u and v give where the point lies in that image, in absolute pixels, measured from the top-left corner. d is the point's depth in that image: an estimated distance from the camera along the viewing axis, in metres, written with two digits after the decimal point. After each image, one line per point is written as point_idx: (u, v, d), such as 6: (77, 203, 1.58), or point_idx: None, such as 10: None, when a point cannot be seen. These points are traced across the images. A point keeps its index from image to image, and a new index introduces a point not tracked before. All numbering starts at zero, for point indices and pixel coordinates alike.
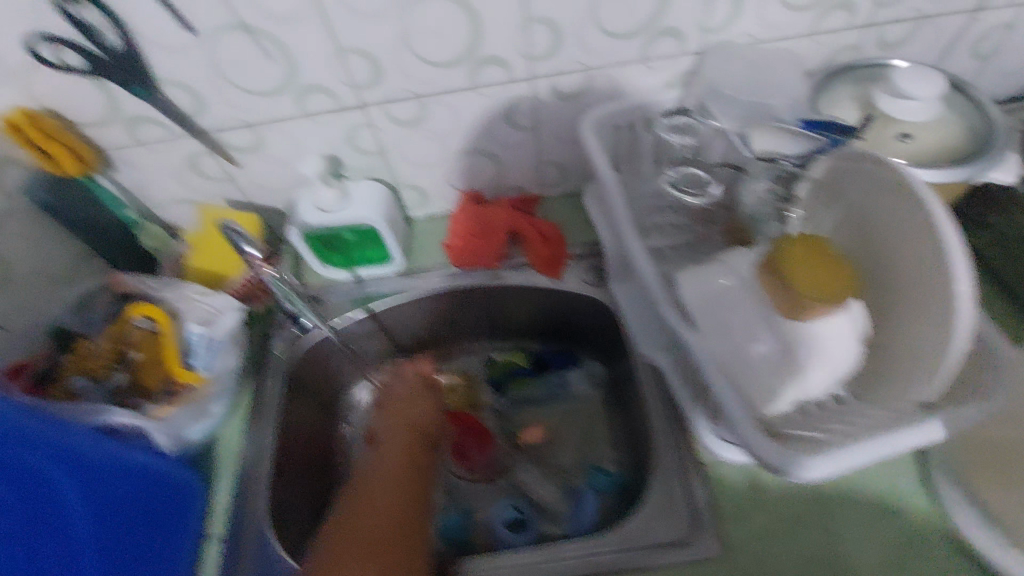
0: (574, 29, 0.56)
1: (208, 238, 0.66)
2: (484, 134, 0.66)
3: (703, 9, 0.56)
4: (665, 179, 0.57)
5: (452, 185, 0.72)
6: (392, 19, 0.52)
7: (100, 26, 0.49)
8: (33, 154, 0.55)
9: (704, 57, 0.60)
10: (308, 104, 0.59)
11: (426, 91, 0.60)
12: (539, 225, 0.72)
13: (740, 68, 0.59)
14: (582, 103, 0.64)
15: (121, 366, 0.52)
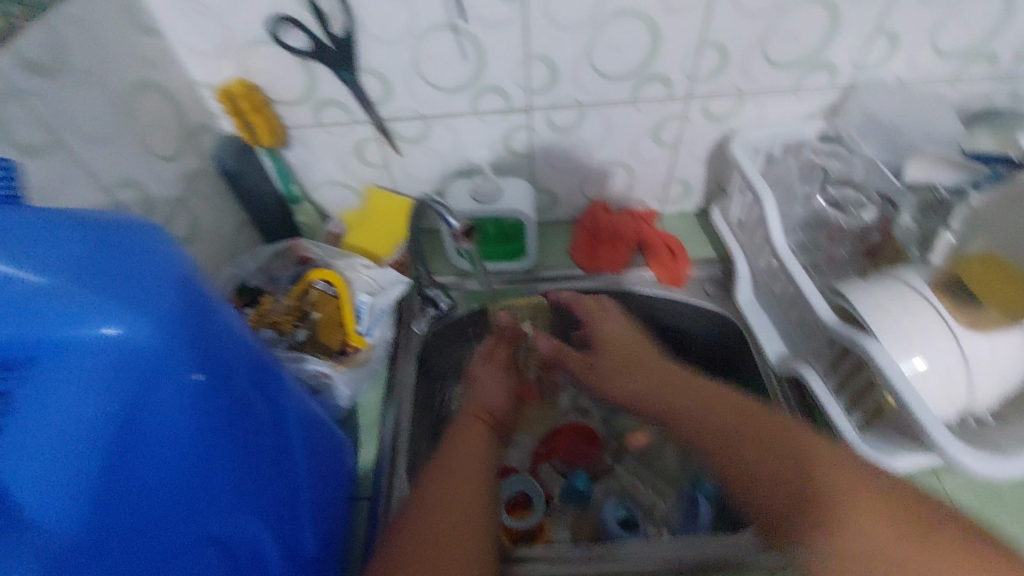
0: (737, 59, 0.61)
1: (365, 219, 0.71)
2: (630, 147, 0.70)
3: (862, 49, 0.60)
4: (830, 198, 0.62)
5: (583, 191, 0.77)
6: (581, 37, 0.58)
7: (331, 15, 0.54)
8: (238, 124, 0.61)
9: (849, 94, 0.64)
10: (481, 104, 0.64)
11: (591, 101, 0.64)
12: (664, 236, 0.75)
13: (889, 106, 0.63)
14: (728, 126, 0.68)
15: (303, 323, 0.55)
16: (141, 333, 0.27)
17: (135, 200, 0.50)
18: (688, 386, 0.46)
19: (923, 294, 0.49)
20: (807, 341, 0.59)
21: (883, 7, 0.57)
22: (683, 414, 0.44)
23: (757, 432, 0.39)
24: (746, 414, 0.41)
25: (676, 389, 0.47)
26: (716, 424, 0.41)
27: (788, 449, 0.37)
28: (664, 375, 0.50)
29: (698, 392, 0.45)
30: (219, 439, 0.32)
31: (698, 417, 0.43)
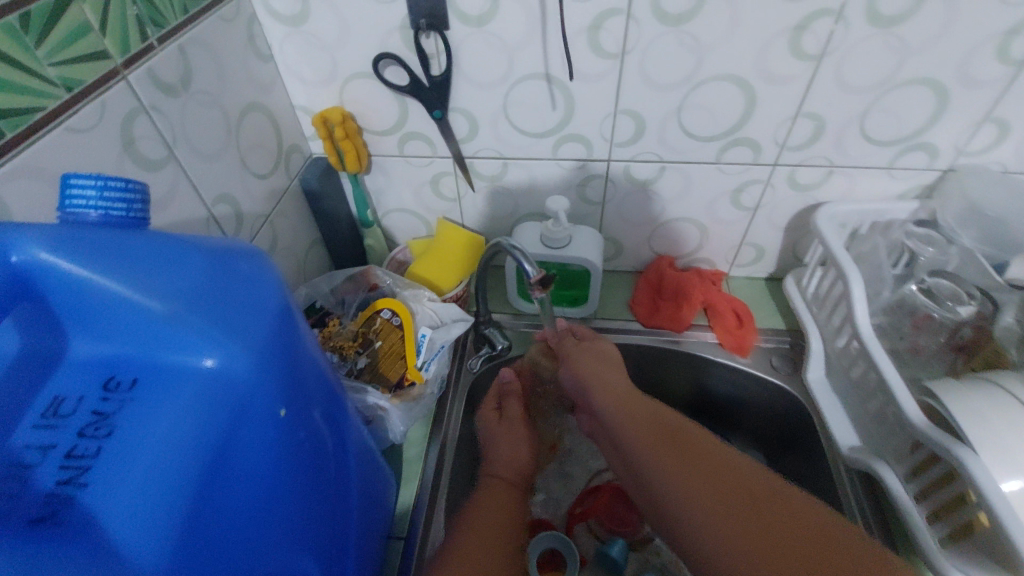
0: (832, 132, 0.59)
1: (431, 249, 0.70)
2: (706, 207, 0.69)
3: (970, 134, 0.58)
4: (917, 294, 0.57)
5: (653, 245, 0.75)
6: (673, 97, 0.58)
7: (432, 56, 0.56)
8: (328, 149, 0.64)
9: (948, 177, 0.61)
10: (562, 151, 0.64)
11: (673, 159, 0.64)
12: (731, 302, 0.72)
13: (994, 195, 0.60)
14: (813, 197, 0.66)
15: (365, 351, 0.55)
16: (238, 363, 0.28)
17: (228, 215, 0.52)
18: (708, 468, 0.41)
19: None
20: (885, 436, 0.55)
21: (999, 94, 0.54)
22: (696, 499, 0.40)
23: (800, 533, 0.36)
24: (770, 504, 0.39)
25: (681, 473, 0.41)
26: (749, 524, 0.38)
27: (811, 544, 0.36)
28: (671, 440, 0.44)
29: (713, 471, 0.41)
30: (291, 476, 0.31)
31: (719, 519, 0.38)
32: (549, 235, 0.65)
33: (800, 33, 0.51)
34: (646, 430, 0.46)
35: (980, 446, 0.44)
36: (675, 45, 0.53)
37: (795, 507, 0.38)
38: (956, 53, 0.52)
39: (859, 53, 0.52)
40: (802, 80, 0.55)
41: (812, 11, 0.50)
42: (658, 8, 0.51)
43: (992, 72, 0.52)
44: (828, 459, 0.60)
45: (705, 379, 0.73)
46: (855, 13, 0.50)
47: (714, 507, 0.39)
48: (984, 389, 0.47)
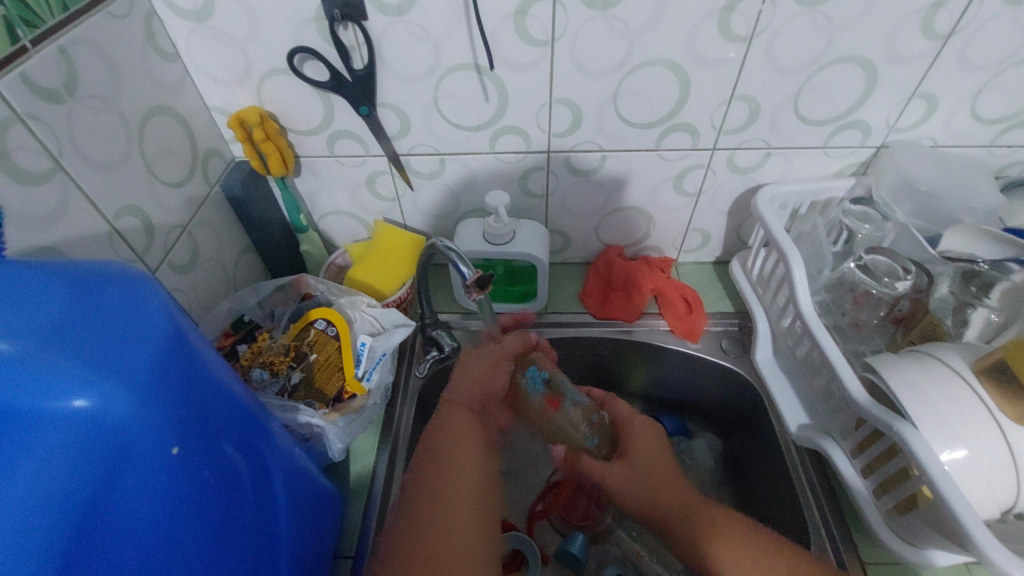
0: (767, 113, 0.59)
1: (371, 252, 0.67)
2: (650, 194, 0.68)
3: (898, 110, 0.58)
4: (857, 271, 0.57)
5: (601, 235, 0.74)
6: (607, 84, 0.56)
7: (352, 49, 0.53)
8: (246, 152, 0.59)
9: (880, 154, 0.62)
10: (500, 144, 0.62)
11: (613, 147, 0.62)
12: (681, 288, 0.72)
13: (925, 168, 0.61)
14: (754, 179, 0.66)
15: (299, 365, 0.52)
16: (113, 400, 0.25)
17: (135, 228, 0.48)
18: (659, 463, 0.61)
19: (962, 377, 0.46)
20: (830, 413, 0.55)
21: (924, 70, 0.55)
22: (649, 475, 0.60)
23: (695, 508, 0.58)
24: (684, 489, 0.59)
25: (655, 465, 0.61)
26: (672, 492, 0.59)
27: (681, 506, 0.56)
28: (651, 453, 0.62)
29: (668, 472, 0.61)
30: (193, 515, 0.29)
31: (666, 490, 0.59)
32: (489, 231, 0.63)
33: (729, 15, 0.51)
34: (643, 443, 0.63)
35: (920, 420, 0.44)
36: (605, 30, 0.52)
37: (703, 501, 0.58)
38: (881, 29, 0.52)
39: (788, 33, 0.52)
40: (735, 63, 0.54)
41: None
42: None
43: (916, 48, 0.53)
44: (779, 439, 0.61)
45: (659, 366, 0.73)
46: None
47: (661, 480, 0.60)
48: (921, 363, 0.48)
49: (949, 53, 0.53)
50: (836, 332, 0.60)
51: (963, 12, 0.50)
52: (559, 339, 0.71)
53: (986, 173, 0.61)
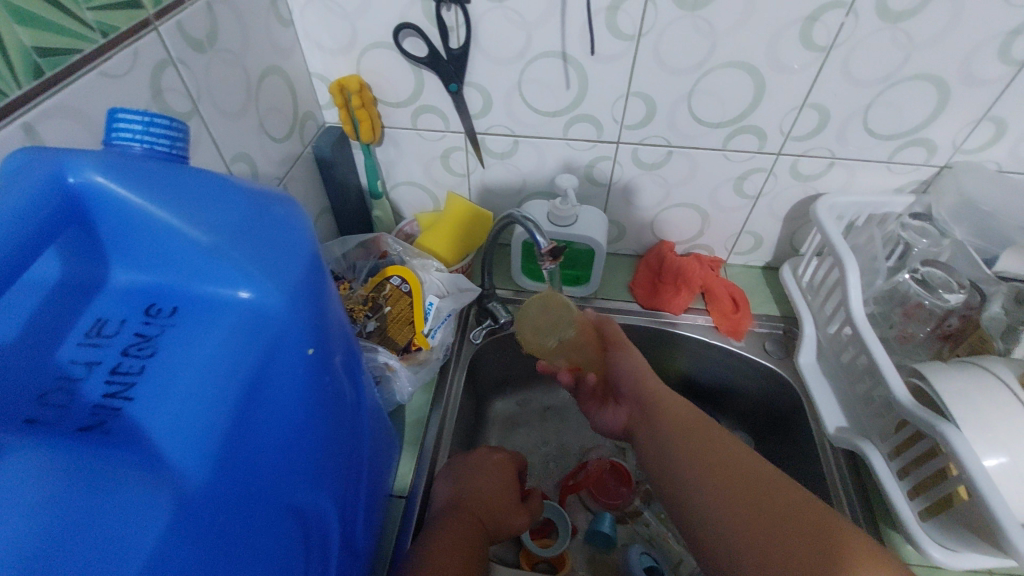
0: (833, 123, 0.61)
1: (438, 221, 0.71)
2: (709, 194, 0.71)
3: (966, 132, 0.60)
4: (913, 282, 0.59)
5: (656, 230, 0.77)
6: (684, 82, 0.59)
7: (452, 29, 0.57)
8: (344, 118, 0.65)
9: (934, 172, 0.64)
10: (572, 132, 0.66)
11: (681, 144, 0.65)
12: (728, 288, 0.74)
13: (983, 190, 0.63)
14: (814, 187, 0.68)
15: (375, 315, 0.57)
16: (271, 298, 0.28)
17: (244, 174, 0.53)
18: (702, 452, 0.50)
19: (1010, 388, 0.47)
20: (870, 417, 0.57)
21: (997, 94, 0.56)
22: (705, 495, 0.47)
23: (802, 528, 0.41)
24: (768, 495, 0.44)
25: (702, 456, 0.49)
26: (755, 523, 0.43)
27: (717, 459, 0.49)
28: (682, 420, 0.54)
29: (725, 462, 0.48)
30: (319, 418, 0.32)
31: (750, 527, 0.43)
32: (557, 212, 0.66)
33: (811, 24, 0.53)
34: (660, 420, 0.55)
35: (963, 424, 0.46)
36: (689, 31, 0.55)
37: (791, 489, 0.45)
38: (958, 52, 0.53)
39: (865, 46, 0.54)
40: (809, 72, 0.57)
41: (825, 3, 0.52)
42: None
43: (992, 70, 0.54)
44: (815, 439, 0.63)
45: (701, 361, 0.75)
46: (867, 7, 0.51)
47: (724, 494, 0.46)
48: (971, 372, 0.49)
49: (1022, 79, 0.55)
50: (883, 344, 0.62)
51: None
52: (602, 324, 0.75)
53: None
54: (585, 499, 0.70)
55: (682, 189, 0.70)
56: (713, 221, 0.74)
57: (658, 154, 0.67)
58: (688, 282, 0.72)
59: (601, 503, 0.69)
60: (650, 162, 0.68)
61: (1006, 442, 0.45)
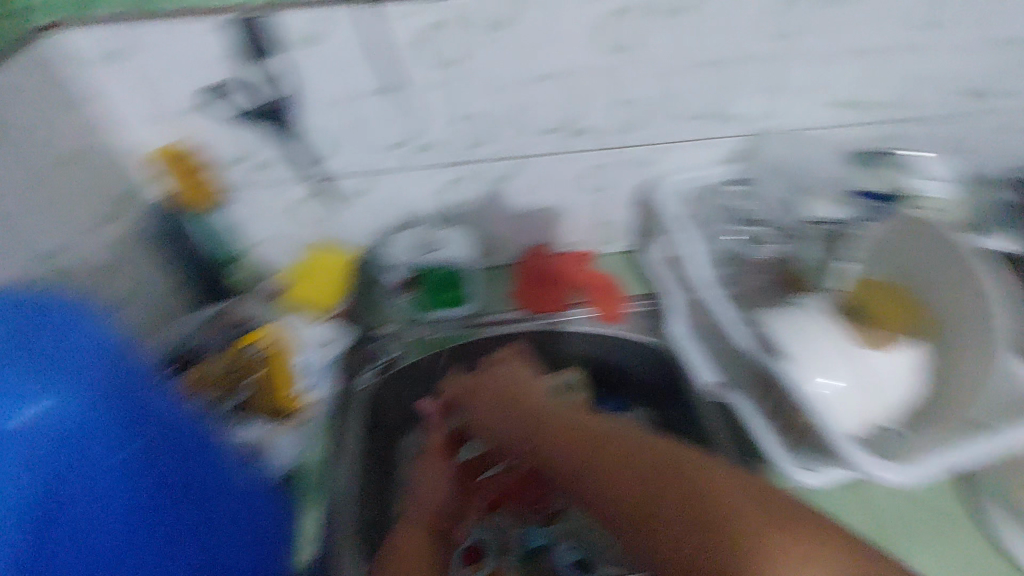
0: (652, 112, 0.67)
1: (304, 271, 0.73)
2: (562, 194, 0.75)
3: (761, 102, 0.68)
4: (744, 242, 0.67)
5: (526, 237, 0.80)
6: (509, 98, 0.62)
7: (268, 82, 0.57)
8: (182, 179, 0.62)
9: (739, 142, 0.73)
10: (418, 160, 0.67)
11: (523, 153, 0.68)
12: (600, 276, 0.79)
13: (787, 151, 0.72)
14: (650, 172, 0.74)
15: (246, 385, 0.61)
16: (72, 405, 0.34)
17: (50, 275, 0.51)
18: (615, 462, 0.49)
19: (830, 318, 0.53)
20: (733, 368, 0.63)
21: (778, 66, 0.64)
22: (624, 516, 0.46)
23: (697, 518, 0.40)
24: (668, 499, 0.43)
25: (614, 468, 0.48)
26: (664, 532, 0.42)
27: (629, 462, 0.48)
28: (594, 436, 0.52)
29: (633, 471, 0.47)
30: (139, 479, 0.39)
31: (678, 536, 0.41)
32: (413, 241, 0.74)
33: (605, 32, 0.58)
34: (574, 438, 0.54)
35: (797, 360, 0.52)
36: (500, 51, 0.58)
37: (695, 475, 0.43)
38: (732, 38, 0.61)
39: (655, 42, 0.60)
40: (615, 73, 0.62)
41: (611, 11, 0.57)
42: (475, 19, 0.55)
43: (763, 47, 0.62)
44: (698, 399, 0.68)
45: (592, 350, 0.79)
46: (647, 10, 0.57)
47: (641, 519, 0.44)
48: (799, 309, 0.55)
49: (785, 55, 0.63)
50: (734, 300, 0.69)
51: (794, 16, 0.60)
52: (494, 335, 0.77)
53: (834, 149, 0.72)
54: (505, 513, 0.70)
55: (538, 195, 0.74)
56: (574, 219, 0.78)
57: (506, 167, 0.70)
58: (562, 280, 0.78)
59: (520, 514, 0.70)
60: (502, 175, 0.71)
61: (831, 366, 0.51)
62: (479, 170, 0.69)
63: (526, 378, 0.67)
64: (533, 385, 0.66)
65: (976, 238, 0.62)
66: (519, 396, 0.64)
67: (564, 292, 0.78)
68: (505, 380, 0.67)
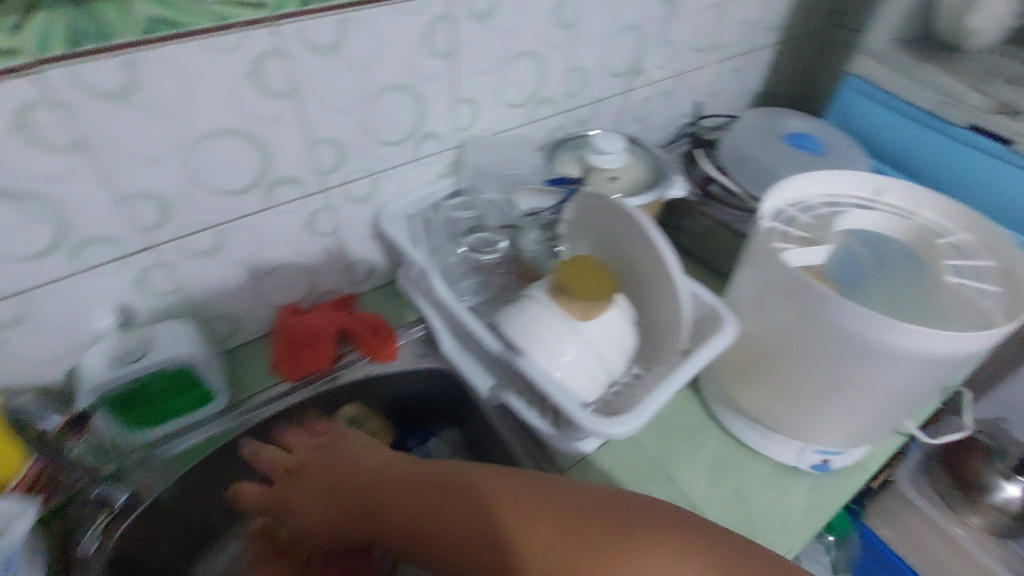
0: (350, 147, 0.66)
1: None
2: (290, 248, 0.70)
3: (453, 115, 0.72)
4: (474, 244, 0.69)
5: (268, 302, 0.73)
6: (180, 165, 0.56)
7: None
8: None
9: (447, 157, 0.76)
10: (89, 258, 0.57)
11: (224, 218, 0.62)
12: (362, 318, 0.75)
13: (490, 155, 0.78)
14: (374, 204, 0.73)
15: None
16: None
17: None
18: (453, 519, 0.45)
19: (546, 300, 0.56)
20: (496, 369, 0.65)
21: (451, 81, 0.69)
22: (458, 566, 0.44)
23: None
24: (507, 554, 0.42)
25: (455, 527, 0.45)
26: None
27: (467, 521, 0.45)
28: (435, 491, 0.48)
29: (470, 528, 0.44)
30: None
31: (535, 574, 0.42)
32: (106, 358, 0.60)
33: (262, 79, 0.56)
34: (411, 496, 0.49)
35: (530, 348, 0.55)
36: (142, 119, 0.52)
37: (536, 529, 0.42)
38: (398, 62, 0.63)
39: (321, 81, 0.59)
40: (292, 117, 0.60)
41: (259, 58, 0.54)
42: (91, 91, 0.48)
43: (431, 65, 0.66)
44: (480, 407, 0.70)
45: (374, 394, 0.76)
46: (299, 51, 0.56)
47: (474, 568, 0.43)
48: (519, 302, 0.57)
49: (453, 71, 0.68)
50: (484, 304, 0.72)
51: (448, 34, 0.65)
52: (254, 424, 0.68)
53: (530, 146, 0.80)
54: None
55: (263, 256, 0.68)
56: (315, 269, 0.74)
57: (211, 237, 0.63)
58: (315, 337, 0.71)
59: None
60: (209, 246, 0.64)
61: (557, 346, 0.55)
62: (178, 249, 0.61)
63: (354, 446, 0.59)
64: (366, 449, 0.59)
65: (645, 197, 0.73)
66: (350, 481, 0.55)
67: (323, 349, 0.72)
68: (332, 459, 0.59)
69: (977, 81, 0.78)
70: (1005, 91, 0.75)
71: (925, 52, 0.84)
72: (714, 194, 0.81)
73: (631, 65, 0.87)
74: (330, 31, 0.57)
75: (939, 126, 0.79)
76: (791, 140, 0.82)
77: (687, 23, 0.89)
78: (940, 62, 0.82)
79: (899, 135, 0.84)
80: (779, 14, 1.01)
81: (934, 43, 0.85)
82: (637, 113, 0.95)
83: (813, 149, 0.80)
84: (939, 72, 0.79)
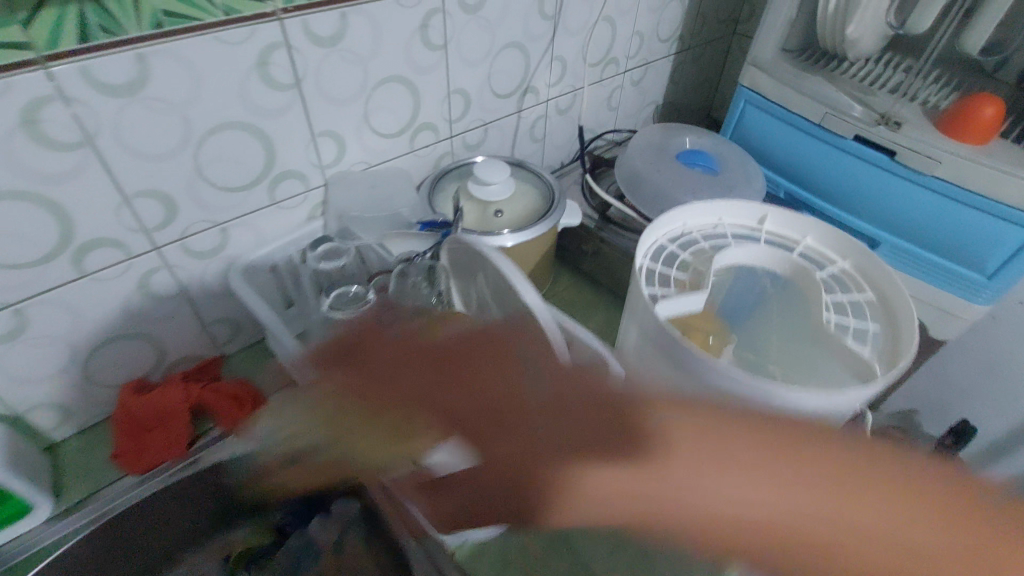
0: (183, 198, 0.57)
1: None
2: (124, 318, 0.60)
3: (311, 152, 0.64)
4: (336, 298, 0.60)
5: (106, 381, 0.63)
6: None
7: None
8: None
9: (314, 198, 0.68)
10: None
11: (22, 295, 0.52)
12: (223, 389, 0.65)
13: (362, 194, 0.70)
14: (228, 258, 0.64)
15: None
16: None
17: None
18: (670, 464, 0.33)
19: None
20: None
21: (302, 114, 0.61)
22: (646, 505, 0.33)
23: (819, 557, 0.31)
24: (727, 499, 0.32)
25: (623, 468, 0.34)
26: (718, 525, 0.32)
27: (635, 440, 0.34)
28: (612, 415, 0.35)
29: (658, 479, 0.33)
30: None
31: (723, 477, 0.33)
32: None
33: (40, 131, 0.46)
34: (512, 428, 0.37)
35: None
36: None
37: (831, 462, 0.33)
38: (229, 99, 0.55)
39: (127, 126, 0.50)
40: (97, 171, 0.50)
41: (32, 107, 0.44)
42: None
43: (274, 100, 0.58)
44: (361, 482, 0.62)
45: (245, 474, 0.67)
46: (89, 95, 0.47)
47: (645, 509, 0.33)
48: None
49: (303, 104, 0.60)
50: None
51: (289, 63, 0.57)
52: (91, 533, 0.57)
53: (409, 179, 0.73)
54: None
55: (87, 331, 0.58)
56: (163, 336, 0.64)
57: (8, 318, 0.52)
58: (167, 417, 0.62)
59: None
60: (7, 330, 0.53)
61: None
62: None
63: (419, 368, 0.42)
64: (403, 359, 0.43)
65: (532, 230, 0.68)
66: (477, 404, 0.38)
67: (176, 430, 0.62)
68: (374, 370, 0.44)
69: (857, 91, 0.77)
70: (884, 100, 0.75)
71: (808, 61, 0.82)
72: (613, 218, 0.79)
73: (518, 84, 0.82)
74: (129, 69, 0.48)
75: (819, 134, 0.78)
76: (684, 158, 0.79)
77: (575, 38, 0.84)
78: (825, 71, 0.80)
79: (790, 144, 0.83)
80: (674, 23, 0.98)
81: (818, 52, 0.84)
82: (532, 132, 0.90)
83: (706, 167, 0.78)
84: (822, 81, 0.78)
